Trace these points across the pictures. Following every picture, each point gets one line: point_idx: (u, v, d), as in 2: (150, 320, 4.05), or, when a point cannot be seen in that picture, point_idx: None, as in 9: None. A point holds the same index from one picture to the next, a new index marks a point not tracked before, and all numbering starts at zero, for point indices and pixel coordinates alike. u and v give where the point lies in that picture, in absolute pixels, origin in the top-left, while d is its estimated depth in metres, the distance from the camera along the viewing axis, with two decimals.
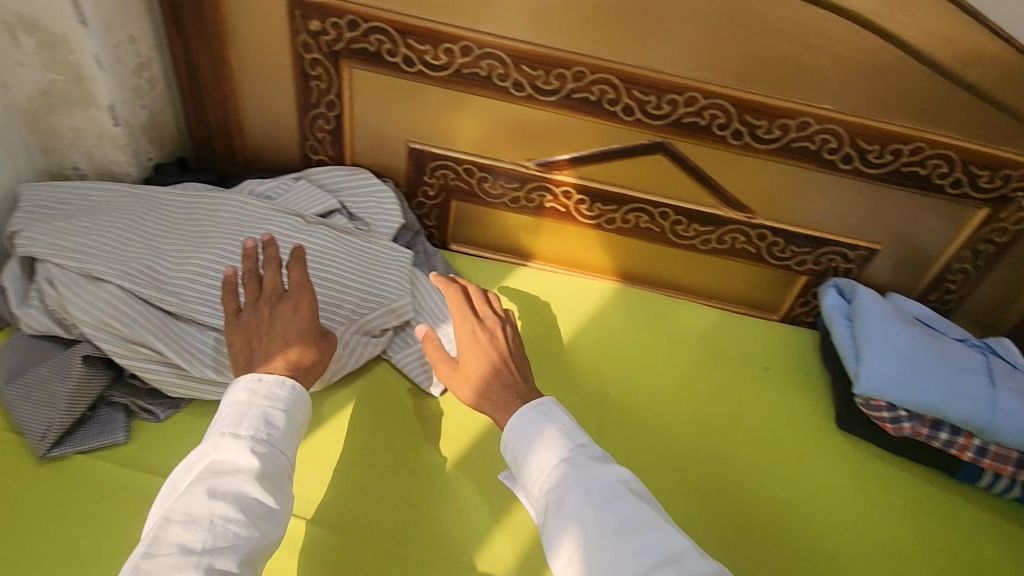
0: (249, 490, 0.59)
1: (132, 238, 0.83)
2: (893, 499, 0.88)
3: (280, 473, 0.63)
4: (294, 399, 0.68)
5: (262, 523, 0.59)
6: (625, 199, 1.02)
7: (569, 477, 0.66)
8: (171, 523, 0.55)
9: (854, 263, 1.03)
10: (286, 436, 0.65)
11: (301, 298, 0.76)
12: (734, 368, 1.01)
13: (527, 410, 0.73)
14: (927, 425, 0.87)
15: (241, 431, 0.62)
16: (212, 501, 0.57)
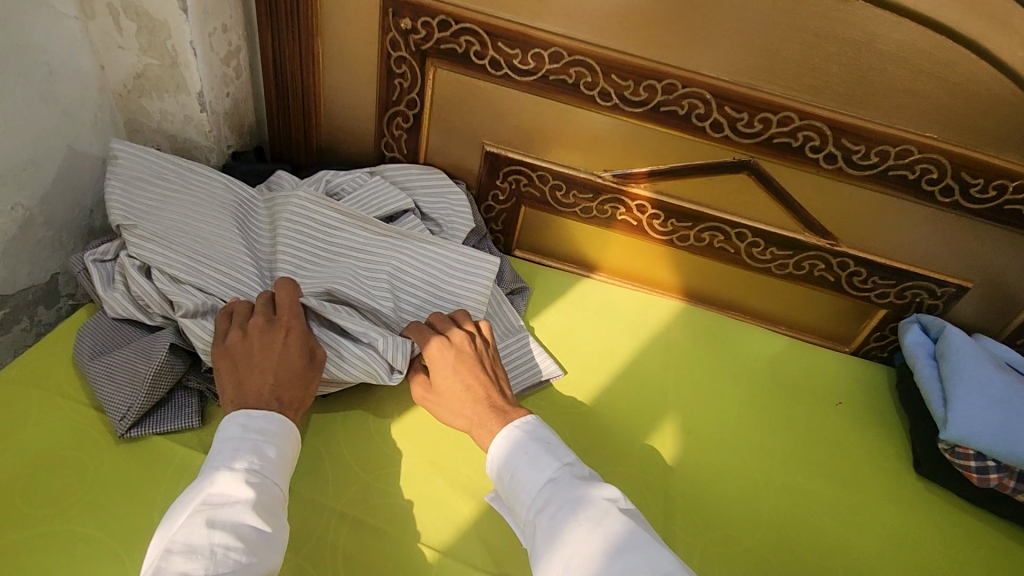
0: (247, 520, 0.57)
1: (222, 238, 0.83)
2: (979, 555, 0.81)
3: (275, 505, 0.61)
4: (284, 432, 0.67)
5: (262, 550, 0.57)
6: (702, 217, 0.99)
7: (556, 497, 0.64)
8: (172, 553, 0.53)
9: (940, 300, 0.98)
10: (279, 470, 0.64)
11: (289, 325, 0.75)
12: (808, 402, 0.96)
13: (509, 430, 0.71)
14: (1014, 478, 0.81)
15: (235, 463, 0.61)
16: (211, 530, 0.55)
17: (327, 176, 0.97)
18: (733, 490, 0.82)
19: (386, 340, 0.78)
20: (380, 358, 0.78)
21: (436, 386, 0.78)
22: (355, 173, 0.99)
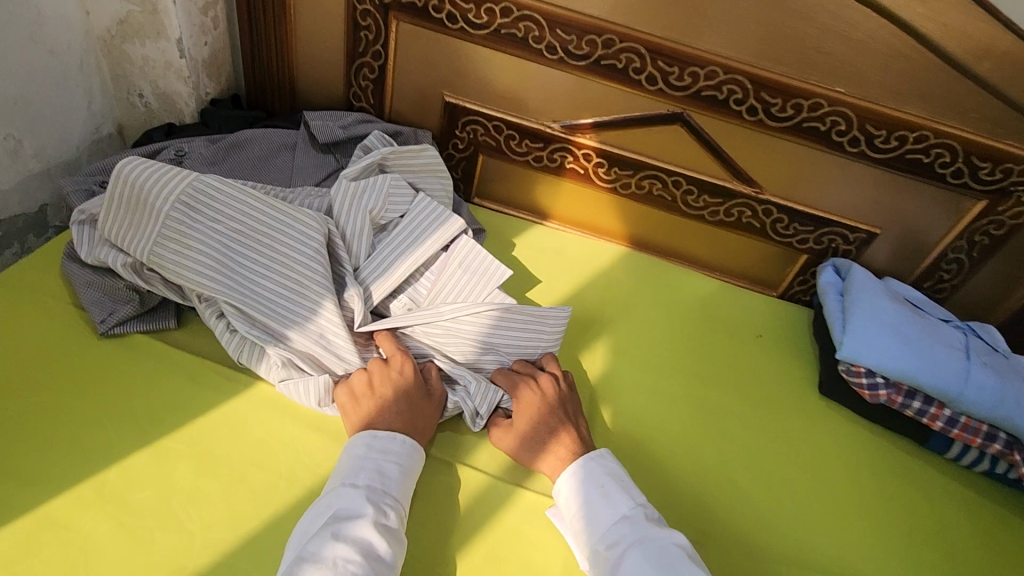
0: (366, 535, 0.61)
1: (233, 247, 0.77)
2: (867, 460, 0.91)
3: (395, 523, 0.64)
4: (406, 453, 0.70)
5: (378, 566, 0.60)
6: (642, 165, 1.08)
7: (630, 538, 0.67)
8: (304, 561, 0.58)
9: (853, 245, 1.09)
10: (400, 487, 0.67)
11: (402, 361, 0.78)
12: (732, 335, 1.07)
13: (580, 463, 0.74)
14: (901, 394, 0.90)
15: (357, 480, 0.66)
16: (336, 544, 0.59)
17: (367, 207, 0.90)
18: (657, 406, 0.93)
19: (476, 382, 0.80)
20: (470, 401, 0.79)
21: (517, 425, 0.78)
22: (378, 186, 0.92)
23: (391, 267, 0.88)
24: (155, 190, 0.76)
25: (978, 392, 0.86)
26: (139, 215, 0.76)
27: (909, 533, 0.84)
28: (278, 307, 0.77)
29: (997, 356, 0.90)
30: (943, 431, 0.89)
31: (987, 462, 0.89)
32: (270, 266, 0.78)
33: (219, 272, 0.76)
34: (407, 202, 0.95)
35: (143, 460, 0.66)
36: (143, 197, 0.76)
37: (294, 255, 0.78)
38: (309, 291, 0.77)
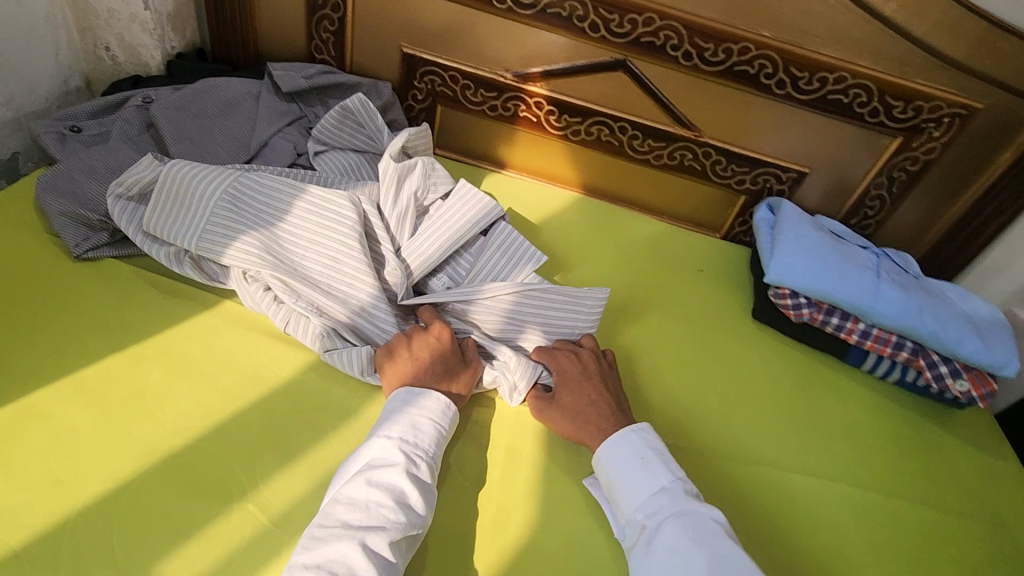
0: (399, 483, 0.65)
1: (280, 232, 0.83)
2: (792, 373, 1.00)
3: (427, 473, 0.68)
4: (439, 409, 0.73)
5: (408, 511, 0.64)
6: (590, 112, 1.15)
7: (668, 511, 0.69)
8: (339, 503, 0.63)
9: (786, 185, 1.17)
10: (433, 440, 0.71)
11: (439, 327, 0.82)
12: (674, 269, 1.15)
13: (623, 437, 0.76)
14: (822, 311, 1.00)
15: (392, 432, 0.69)
16: (369, 489, 0.63)
17: (411, 190, 0.96)
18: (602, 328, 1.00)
19: (516, 357, 0.84)
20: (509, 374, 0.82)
21: (558, 398, 0.81)
22: (418, 168, 0.98)
23: (432, 246, 0.92)
24: (202, 184, 0.82)
25: (886, 306, 0.95)
26: (187, 207, 0.82)
27: (826, 432, 0.93)
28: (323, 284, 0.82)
29: (905, 275, 1.01)
30: (858, 344, 0.99)
31: (898, 371, 0.99)
32: (312, 248, 0.83)
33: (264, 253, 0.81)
34: (448, 184, 1.01)
35: (118, 362, 0.72)
36: (191, 189, 0.82)
37: (334, 236, 0.84)
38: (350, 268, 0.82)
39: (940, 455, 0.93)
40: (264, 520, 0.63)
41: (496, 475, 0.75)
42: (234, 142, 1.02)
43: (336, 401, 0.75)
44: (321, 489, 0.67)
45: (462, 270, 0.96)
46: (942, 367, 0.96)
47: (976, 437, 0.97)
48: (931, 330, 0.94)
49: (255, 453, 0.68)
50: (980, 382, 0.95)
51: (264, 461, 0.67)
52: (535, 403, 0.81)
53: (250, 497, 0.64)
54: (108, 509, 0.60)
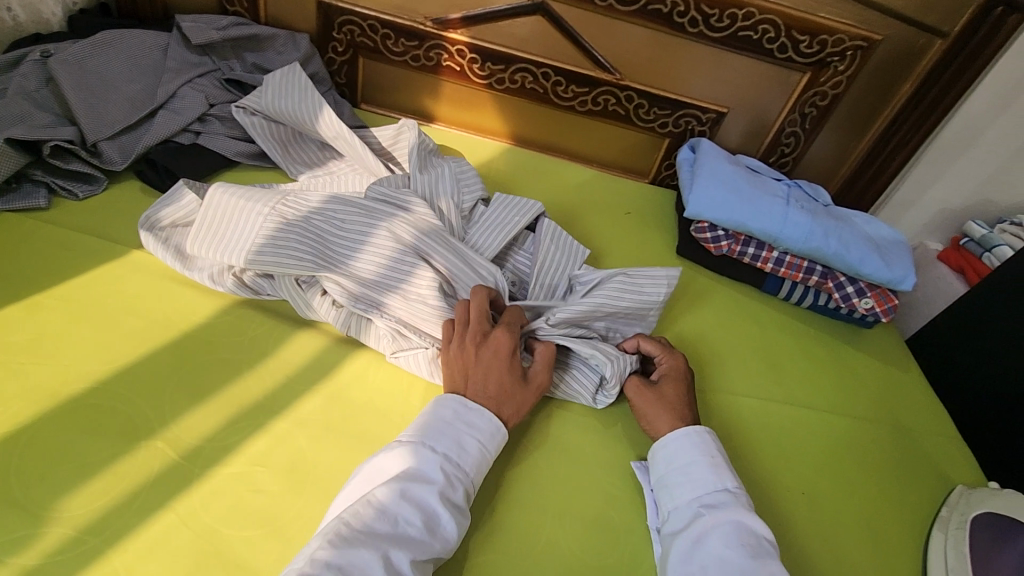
0: (433, 503, 0.59)
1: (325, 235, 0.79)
2: (716, 301, 1.03)
3: (463, 499, 0.61)
4: (491, 432, 0.66)
5: (436, 536, 0.58)
6: (513, 59, 1.15)
7: (726, 510, 0.64)
8: (369, 506, 0.57)
9: (706, 126, 1.20)
10: (477, 463, 0.64)
11: (502, 340, 0.71)
12: (605, 210, 1.16)
13: (695, 433, 0.71)
14: (739, 243, 1.04)
15: (437, 444, 0.63)
16: (400, 503, 0.57)
17: (447, 197, 0.92)
18: None
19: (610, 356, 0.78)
20: (592, 372, 0.79)
21: (660, 392, 0.76)
22: (446, 175, 0.95)
23: (487, 239, 0.89)
24: (242, 205, 0.79)
25: (794, 231, 1.01)
26: (233, 224, 0.79)
27: (749, 352, 0.96)
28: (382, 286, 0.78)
29: (811, 202, 1.07)
30: (773, 271, 1.04)
31: (811, 296, 1.05)
32: (368, 253, 0.79)
33: (316, 265, 0.76)
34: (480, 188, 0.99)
35: (16, 312, 0.70)
36: (236, 206, 0.80)
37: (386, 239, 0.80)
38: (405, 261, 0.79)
39: (852, 369, 0.99)
40: (174, 454, 0.62)
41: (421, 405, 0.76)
42: (140, 93, 0.98)
43: (250, 341, 0.74)
44: (235, 422, 0.66)
45: (525, 264, 0.91)
46: (848, 287, 1.02)
47: (884, 352, 1.04)
48: (835, 251, 1.00)
49: (165, 392, 0.67)
50: (883, 298, 1.03)
51: (175, 399, 0.66)
52: (632, 387, 0.77)
53: (159, 434, 0.63)
54: (4, 452, 0.59)
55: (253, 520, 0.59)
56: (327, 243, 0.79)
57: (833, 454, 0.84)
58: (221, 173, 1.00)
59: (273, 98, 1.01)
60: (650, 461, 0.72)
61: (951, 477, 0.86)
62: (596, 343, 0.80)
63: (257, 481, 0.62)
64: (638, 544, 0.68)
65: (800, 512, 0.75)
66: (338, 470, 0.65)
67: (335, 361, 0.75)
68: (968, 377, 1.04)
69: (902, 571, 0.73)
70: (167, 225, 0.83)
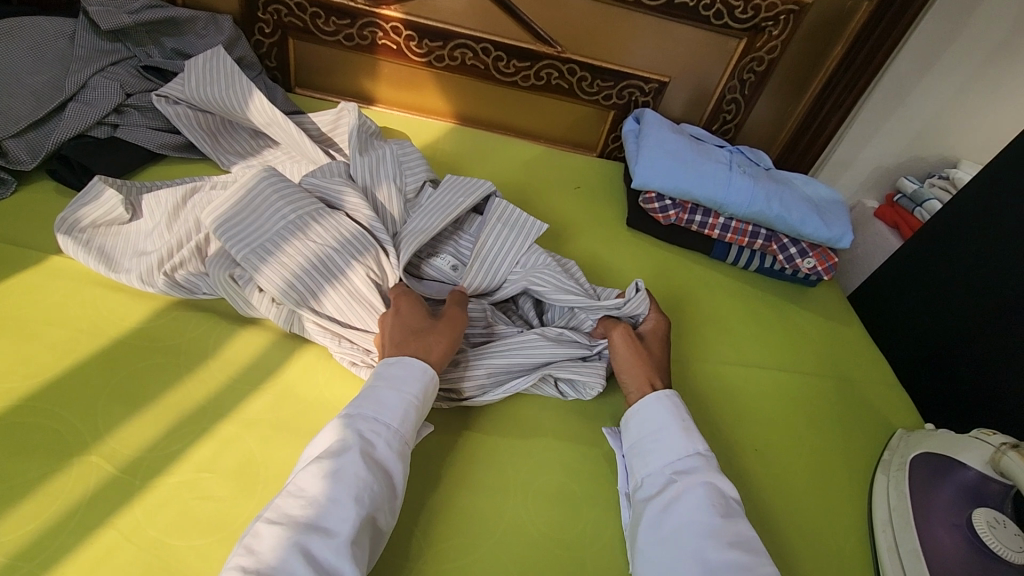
0: (353, 469, 0.57)
1: (288, 234, 0.74)
2: (667, 269, 1.05)
3: (390, 457, 0.60)
4: (407, 383, 0.65)
5: (363, 500, 0.56)
6: (450, 35, 1.11)
7: (696, 474, 0.65)
8: (286, 494, 0.55)
9: (650, 96, 1.21)
10: (400, 416, 0.63)
11: (398, 298, 0.74)
12: (554, 185, 1.16)
13: (665, 396, 0.72)
14: (687, 212, 1.05)
15: (354, 413, 0.62)
16: (319, 480, 0.56)
17: (387, 180, 0.89)
18: None
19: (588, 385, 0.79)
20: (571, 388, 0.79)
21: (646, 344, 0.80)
22: (388, 157, 0.92)
23: (428, 222, 0.85)
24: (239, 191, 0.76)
25: (737, 194, 1.03)
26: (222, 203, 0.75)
27: (700, 317, 0.98)
28: (345, 286, 0.74)
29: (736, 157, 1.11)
30: (720, 238, 1.06)
31: (757, 259, 1.08)
32: (334, 255, 0.75)
33: (274, 264, 0.72)
34: (426, 170, 0.95)
35: None
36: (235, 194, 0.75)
37: (359, 235, 0.77)
38: (367, 268, 0.76)
39: (798, 326, 1.02)
40: (111, 468, 0.59)
41: None
42: (46, 85, 0.91)
43: (187, 344, 0.71)
44: (177, 429, 0.63)
45: (468, 245, 0.89)
46: (791, 248, 1.05)
47: (826, 308, 1.08)
48: (777, 212, 1.03)
49: (97, 404, 0.63)
50: (824, 257, 1.06)
51: (108, 409, 0.63)
52: (618, 334, 0.79)
53: (94, 449, 0.60)
54: None
55: (201, 528, 0.57)
56: (289, 243, 0.74)
57: (784, 409, 0.87)
58: (146, 168, 0.94)
59: (198, 86, 0.95)
60: (623, 428, 0.73)
61: (892, 422, 0.90)
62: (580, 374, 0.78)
63: (205, 487, 0.59)
64: (599, 511, 0.69)
65: (754, 466, 0.78)
66: (290, 468, 0.63)
67: (281, 358, 0.72)
68: (905, 326, 1.10)
69: (848, 512, 0.76)
70: (87, 226, 0.77)
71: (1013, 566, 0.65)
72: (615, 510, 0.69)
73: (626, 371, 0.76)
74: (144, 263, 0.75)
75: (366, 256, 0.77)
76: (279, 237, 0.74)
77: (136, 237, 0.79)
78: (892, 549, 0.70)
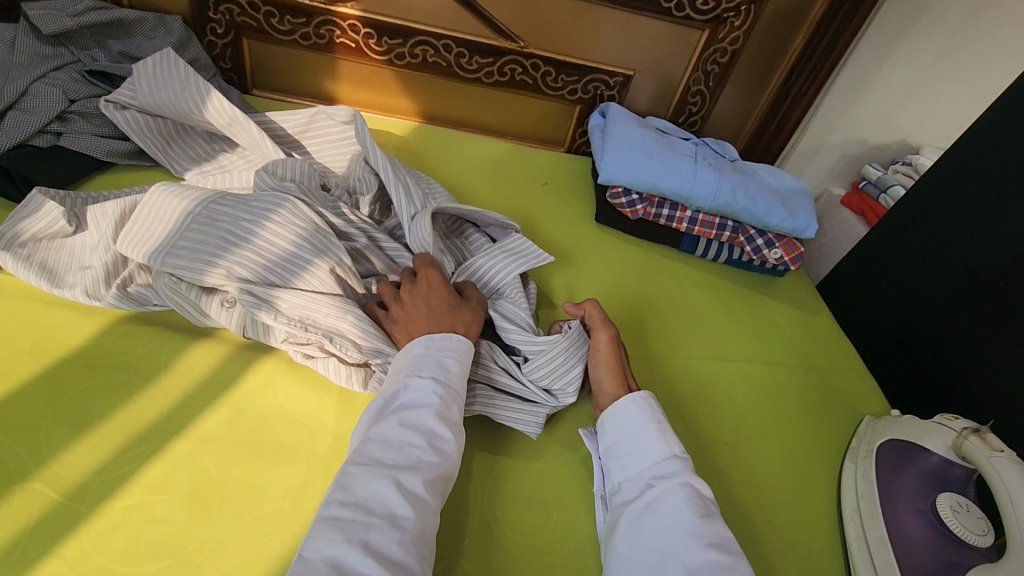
0: (431, 423, 0.59)
1: (220, 235, 0.70)
2: (636, 264, 1.04)
3: (458, 415, 0.63)
4: (464, 350, 0.67)
5: (440, 450, 0.59)
6: (410, 32, 1.09)
7: (674, 477, 0.64)
8: (372, 444, 0.57)
9: (615, 90, 1.20)
10: (459, 380, 0.65)
11: (430, 275, 0.73)
12: (521, 181, 1.14)
13: (641, 399, 0.71)
14: (654, 206, 1.05)
15: (421, 371, 0.63)
16: (402, 430, 0.58)
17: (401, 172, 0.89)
18: None
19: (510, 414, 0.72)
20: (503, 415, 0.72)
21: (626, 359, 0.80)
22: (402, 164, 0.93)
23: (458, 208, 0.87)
24: (155, 205, 0.72)
25: (702, 188, 1.03)
26: (153, 232, 0.71)
27: (670, 311, 0.97)
28: (304, 283, 0.72)
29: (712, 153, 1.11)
30: (688, 231, 1.06)
31: (725, 251, 1.08)
32: (274, 248, 0.71)
33: (214, 269, 0.69)
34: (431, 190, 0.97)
35: None
36: (153, 210, 0.72)
37: (301, 219, 0.74)
38: (313, 253, 0.72)
39: (766, 317, 1.02)
40: (56, 495, 0.56)
41: (333, 405, 0.70)
42: None
43: (138, 360, 0.68)
44: (126, 450, 0.60)
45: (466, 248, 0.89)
46: (758, 239, 1.06)
47: (794, 297, 1.08)
48: (742, 205, 1.03)
49: (40, 428, 0.60)
50: (790, 247, 1.07)
51: (51, 433, 0.60)
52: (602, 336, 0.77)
53: (37, 476, 0.57)
54: None
55: (153, 553, 0.54)
56: (223, 245, 0.70)
57: (754, 400, 0.87)
58: (93, 177, 0.91)
59: (145, 90, 0.92)
60: (599, 429, 0.71)
61: (860, 409, 0.91)
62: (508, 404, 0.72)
63: (157, 510, 0.57)
64: (570, 513, 0.67)
65: (726, 460, 0.78)
66: (246, 486, 0.61)
67: (238, 370, 0.70)
68: (872, 312, 1.11)
69: (819, 502, 0.77)
70: (28, 240, 0.74)
71: (976, 550, 0.66)
72: (587, 510, 0.68)
73: (605, 377, 0.75)
74: (89, 276, 0.72)
75: (311, 242, 0.73)
76: (222, 251, 0.70)
77: (81, 251, 0.76)
78: (860, 539, 0.71)
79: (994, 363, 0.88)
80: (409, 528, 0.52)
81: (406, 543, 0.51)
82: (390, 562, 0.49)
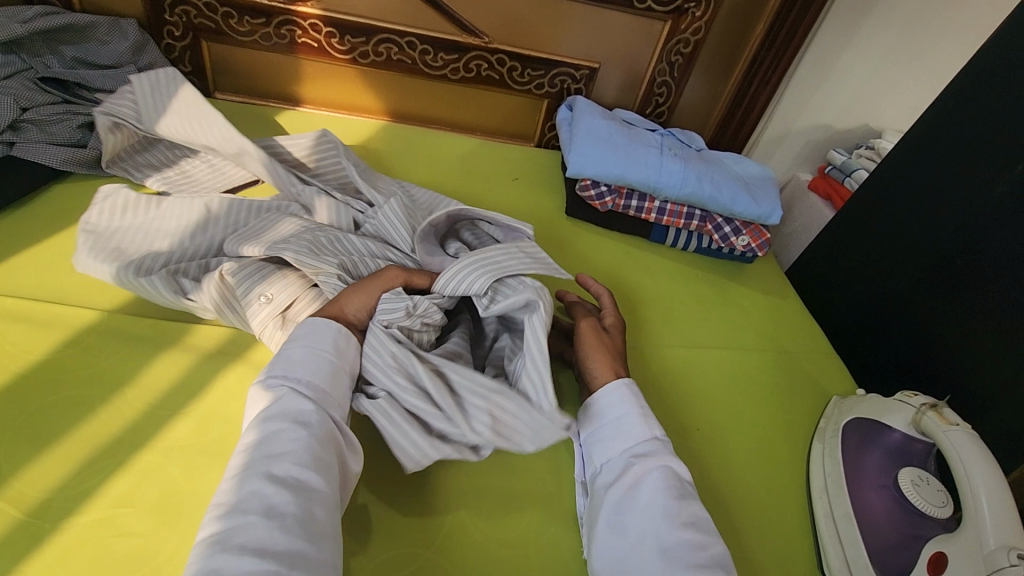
0: (289, 411, 0.57)
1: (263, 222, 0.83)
2: (608, 254, 1.05)
3: (319, 396, 0.61)
4: (313, 330, 0.65)
5: (310, 429, 0.57)
6: (372, 30, 1.08)
7: (654, 457, 0.65)
8: (236, 454, 0.55)
9: (581, 83, 1.20)
10: (310, 361, 0.62)
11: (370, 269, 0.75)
12: (491, 177, 1.14)
13: (625, 384, 0.71)
14: (622, 197, 1.07)
15: (267, 369, 0.62)
16: (263, 425, 0.56)
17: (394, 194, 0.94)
18: None
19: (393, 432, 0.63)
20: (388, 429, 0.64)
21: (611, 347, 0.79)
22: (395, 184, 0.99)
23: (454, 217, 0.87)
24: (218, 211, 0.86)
25: (668, 176, 1.05)
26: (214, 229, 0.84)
27: (641, 300, 0.99)
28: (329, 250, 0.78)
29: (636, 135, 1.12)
30: (657, 221, 1.08)
31: (695, 239, 1.09)
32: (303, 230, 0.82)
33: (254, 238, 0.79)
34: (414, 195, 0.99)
35: None
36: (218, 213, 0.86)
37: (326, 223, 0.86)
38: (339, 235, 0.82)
39: (736, 302, 1.04)
40: (17, 513, 0.55)
41: None
42: None
43: (102, 371, 0.67)
44: (92, 464, 0.59)
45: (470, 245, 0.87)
46: (725, 227, 1.07)
47: (764, 284, 1.10)
48: (709, 193, 1.05)
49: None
50: (757, 234, 1.09)
51: (11, 450, 0.59)
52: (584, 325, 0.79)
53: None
54: None
55: (119, 566, 0.54)
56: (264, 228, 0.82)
57: (726, 384, 0.89)
58: (50, 187, 0.89)
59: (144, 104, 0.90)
60: (581, 417, 0.72)
61: (828, 389, 0.93)
62: (397, 425, 0.63)
63: (123, 523, 0.56)
64: (545, 504, 0.68)
65: (699, 445, 0.79)
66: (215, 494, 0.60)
67: (206, 378, 0.69)
68: (840, 294, 1.13)
69: (789, 482, 0.78)
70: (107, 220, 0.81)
71: (937, 521, 0.68)
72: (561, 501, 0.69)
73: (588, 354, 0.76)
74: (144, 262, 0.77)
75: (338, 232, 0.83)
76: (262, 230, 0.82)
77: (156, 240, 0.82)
78: (828, 514, 0.73)
79: (953, 341, 0.90)
80: (290, 511, 0.50)
81: (290, 527, 0.49)
82: (276, 551, 0.47)
